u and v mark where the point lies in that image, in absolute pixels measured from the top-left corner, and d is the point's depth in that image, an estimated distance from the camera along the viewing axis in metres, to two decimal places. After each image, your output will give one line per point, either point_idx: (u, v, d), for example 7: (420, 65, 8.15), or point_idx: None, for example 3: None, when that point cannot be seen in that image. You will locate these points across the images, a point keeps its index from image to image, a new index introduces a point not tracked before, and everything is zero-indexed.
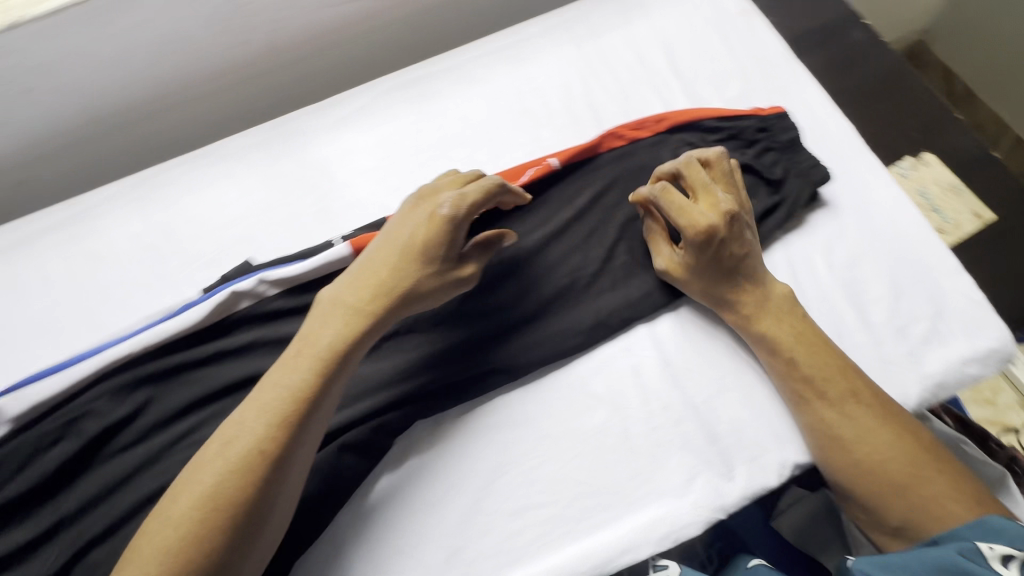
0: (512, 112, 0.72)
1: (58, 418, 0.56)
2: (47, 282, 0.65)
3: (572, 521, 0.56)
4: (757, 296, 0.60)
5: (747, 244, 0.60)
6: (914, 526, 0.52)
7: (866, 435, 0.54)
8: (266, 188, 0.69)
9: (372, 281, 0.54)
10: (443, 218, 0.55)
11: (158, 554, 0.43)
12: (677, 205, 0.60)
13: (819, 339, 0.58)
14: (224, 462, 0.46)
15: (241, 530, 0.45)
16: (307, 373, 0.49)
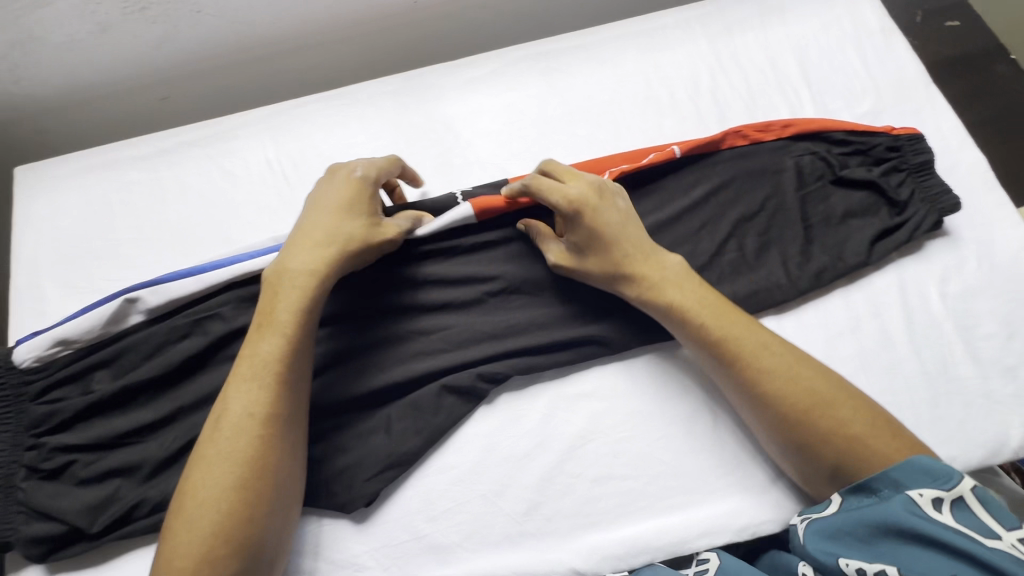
0: (638, 97, 0.73)
1: (189, 316, 0.60)
2: (184, 191, 0.70)
3: (651, 498, 0.57)
4: (652, 266, 0.59)
5: (625, 215, 0.60)
6: (850, 475, 0.51)
7: (786, 391, 0.53)
8: (393, 135, 0.72)
9: (316, 232, 0.56)
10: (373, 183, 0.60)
11: (210, 477, 0.48)
12: (545, 186, 0.59)
13: (722, 302, 0.57)
14: (243, 390, 0.50)
15: (276, 440, 0.50)
16: (293, 304, 0.53)
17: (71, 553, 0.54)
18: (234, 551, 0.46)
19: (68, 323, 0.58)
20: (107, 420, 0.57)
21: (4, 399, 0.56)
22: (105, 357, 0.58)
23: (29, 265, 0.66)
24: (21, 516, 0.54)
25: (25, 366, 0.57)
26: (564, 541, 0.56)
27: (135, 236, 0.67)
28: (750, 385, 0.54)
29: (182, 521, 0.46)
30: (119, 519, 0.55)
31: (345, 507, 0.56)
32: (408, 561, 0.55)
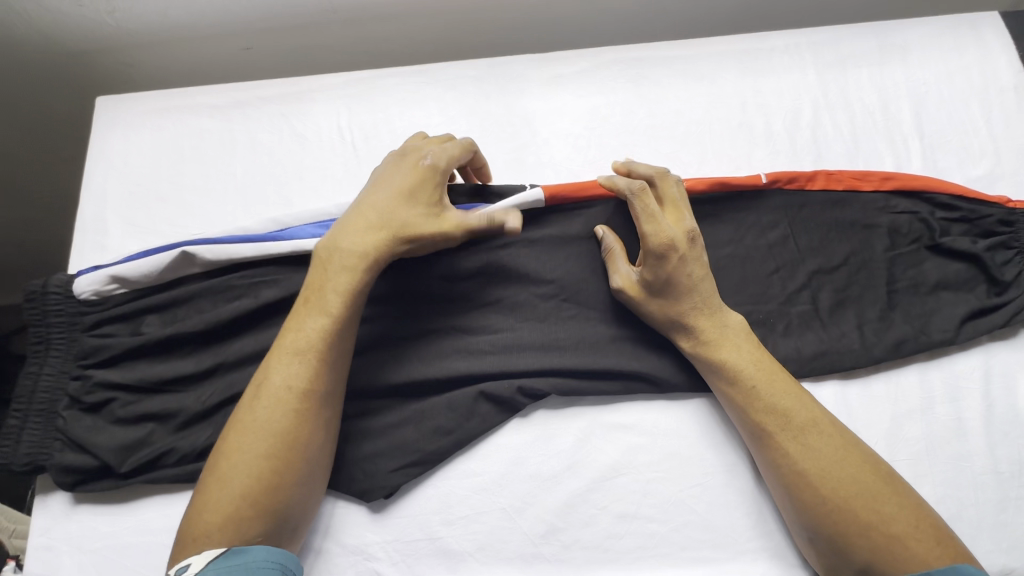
0: (731, 121, 0.69)
1: (242, 276, 0.60)
2: (255, 147, 0.69)
3: (674, 546, 0.54)
4: (715, 322, 0.57)
5: (707, 270, 0.58)
6: (876, 571, 0.50)
7: (824, 471, 0.52)
8: (469, 122, 0.69)
9: (377, 218, 0.55)
10: (441, 175, 0.58)
11: (245, 442, 0.49)
12: (648, 212, 0.57)
13: (781, 369, 0.56)
14: (285, 363, 0.51)
15: (310, 417, 0.50)
16: (343, 285, 0.53)
17: (97, 488, 0.55)
18: (259, 516, 0.47)
19: (126, 263, 0.58)
20: (150, 365, 0.58)
21: (58, 327, 0.58)
22: (157, 302, 0.59)
23: (97, 197, 0.67)
24: (57, 444, 0.55)
25: (83, 297, 0.58)
26: (577, 572, 0.54)
27: (200, 185, 0.67)
28: (787, 458, 0.53)
29: (217, 478, 0.48)
30: (147, 464, 0.55)
31: (363, 494, 0.55)
32: (416, 560, 0.55)
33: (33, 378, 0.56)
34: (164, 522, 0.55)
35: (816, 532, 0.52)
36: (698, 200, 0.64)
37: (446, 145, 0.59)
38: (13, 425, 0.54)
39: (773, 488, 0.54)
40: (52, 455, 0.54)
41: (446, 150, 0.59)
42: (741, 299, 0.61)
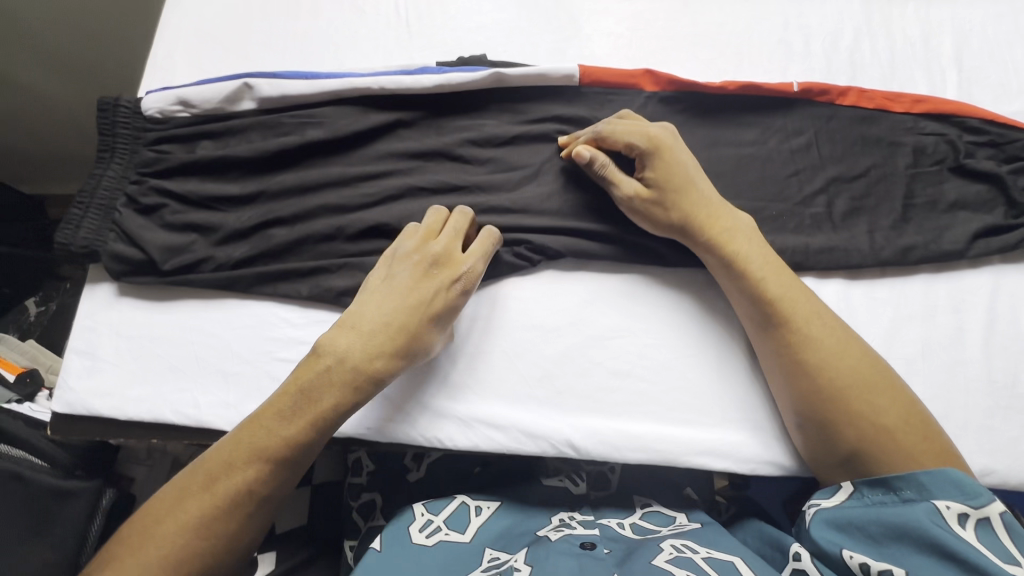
0: (771, 37, 0.71)
1: (294, 117, 0.65)
2: (316, 14, 0.73)
3: (662, 406, 0.57)
4: (724, 216, 0.57)
5: (697, 166, 0.58)
6: (863, 455, 0.50)
7: (828, 358, 0.52)
8: (517, 12, 0.73)
9: (395, 337, 0.51)
10: (471, 293, 0.55)
11: (176, 533, 0.44)
12: (620, 127, 0.58)
13: (787, 272, 0.56)
14: (251, 467, 0.47)
15: (261, 515, 0.48)
16: (338, 401, 0.49)
17: (142, 281, 0.60)
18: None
19: (191, 88, 0.64)
20: (200, 183, 0.63)
21: (123, 138, 0.63)
22: (213, 129, 0.64)
23: (167, 41, 0.72)
24: (111, 236, 0.60)
25: (148, 114, 0.63)
26: (568, 415, 0.57)
27: (262, 40, 0.72)
28: (790, 341, 0.53)
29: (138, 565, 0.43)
30: (187, 267, 0.60)
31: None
32: (417, 385, 0.57)
33: (97, 178, 0.62)
34: (195, 322, 0.60)
35: (808, 415, 0.52)
36: (730, 100, 0.66)
37: (477, 266, 0.55)
38: (74, 213, 0.60)
39: (773, 375, 0.56)
40: (106, 244, 0.60)
41: (478, 270, 0.55)
42: (759, 196, 0.63)
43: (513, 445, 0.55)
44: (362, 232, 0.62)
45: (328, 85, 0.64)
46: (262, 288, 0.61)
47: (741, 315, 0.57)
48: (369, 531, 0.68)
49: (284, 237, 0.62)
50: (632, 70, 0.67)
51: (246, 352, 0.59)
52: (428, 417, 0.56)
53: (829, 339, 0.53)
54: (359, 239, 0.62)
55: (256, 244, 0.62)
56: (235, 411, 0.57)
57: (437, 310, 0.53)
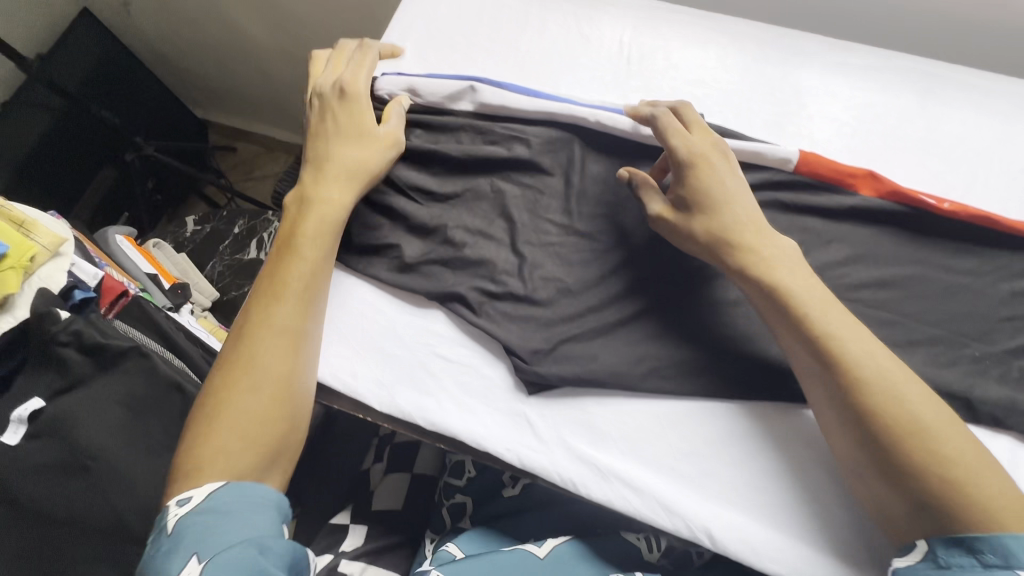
0: (1013, 164, 0.65)
1: (505, 128, 0.67)
2: (542, 32, 0.75)
3: (814, 531, 0.52)
4: (772, 246, 0.55)
5: (740, 183, 0.58)
6: (934, 506, 0.44)
7: (880, 402, 0.47)
8: (740, 77, 0.71)
9: (318, 185, 0.62)
10: (364, 97, 0.66)
11: (236, 399, 0.53)
12: (671, 129, 0.59)
13: (809, 279, 0.54)
14: (265, 331, 0.56)
15: (297, 375, 0.56)
16: (310, 250, 0.60)
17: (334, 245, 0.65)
18: (257, 451, 0.52)
19: (423, 79, 0.68)
20: (405, 169, 0.67)
21: None
22: (429, 121, 0.68)
23: (402, 28, 0.76)
24: None
25: (381, 94, 0.68)
26: (709, 501, 0.54)
27: (486, 48, 0.74)
28: (840, 369, 0.49)
29: (212, 427, 0.52)
30: (374, 244, 0.64)
31: (520, 377, 0.58)
32: (563, 421, 0.57)
33: None
34: (370, 297, 0.63)
35: (863, 450, 0.48)
36: (955, 223, 0.61)
37: (340, 68, 0.69)
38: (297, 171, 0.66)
39: (824, 406, 0.51)
40: None
41: (358, 70, 0.67)
42: (963, 331, 0.58)
43: (646, 513, 0.54)
44: (541, 256, 0.63)
45: (547, 106, 0.66)
46: (430, 287, 0.61)
47: (799, 368, 0.53)
48: (452, 530, 0.69)
49: (469, 243, 0.63)
50: (857, 167, 0.64)
51: (407, 338, 0.61)
52: (569, 457, 0.56)
53: (882, 383, 0.48)
54: (536, 261, 0.63)
55: (440, 240, 0.64)
56: (386, 392, 0.59)
57: (340, 128, 0.64)
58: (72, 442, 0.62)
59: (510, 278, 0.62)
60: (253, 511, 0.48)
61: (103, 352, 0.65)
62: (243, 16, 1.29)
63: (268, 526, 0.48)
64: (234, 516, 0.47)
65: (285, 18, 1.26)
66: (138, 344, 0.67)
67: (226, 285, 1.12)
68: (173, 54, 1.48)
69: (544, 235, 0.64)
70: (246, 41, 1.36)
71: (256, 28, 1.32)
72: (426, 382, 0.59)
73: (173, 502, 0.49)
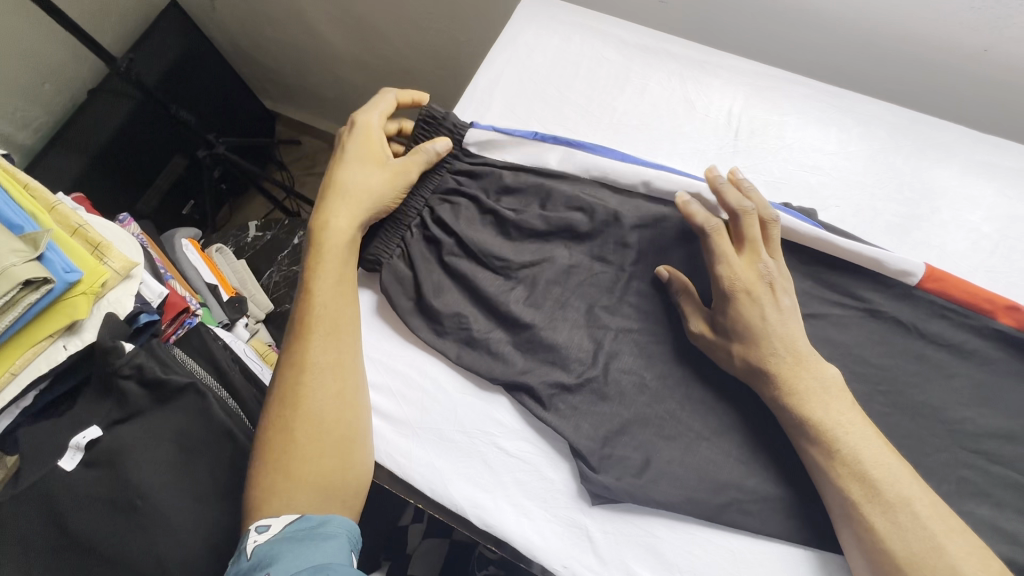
0: None
1: (588, 195, 0.61)
2: (643, 93, 0.69)
3: None
4: (814, 376, 0.51)
5: (789, 317, 0.53)
6: None
7: (920, 552, 0.44)
8: (862, 166, 0.63)
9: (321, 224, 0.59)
10: (365, 133, 0.63)
11: (291, 456, 0.52)
12: (720, 251, 0.55)
13: (853, 414, 0.50)
14: (298, 381, 0.55)
15: (340, 415, 0.54)
16: (331, 294, 0.57)
17: (405, 307, 0.61)
18: (311, 490, 0.52)
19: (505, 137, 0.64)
20: (481, 230, 0.62)
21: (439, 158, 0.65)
22: (509, 179, 0.63)
23: (493, 74, 0.72)
24: (395, 254, 0.63)
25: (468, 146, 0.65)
26: None
27: (581, 105, 0.69)
28: (891, 507, 0.45)
29: (271, 468, 0.52)
30: (441, 313, 0.59)
31: (586, 486, 0.53)
32: (627, 542, 0.52)
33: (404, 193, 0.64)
34: (433, 368, 0.60)
35: None
36: None
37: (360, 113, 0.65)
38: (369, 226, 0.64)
39: (841, 523, 0.48)
40: (390, 261, 0.62)
41: (370, 113, 0.65)
42: None
43: None
44: (619, 348, 0.58)
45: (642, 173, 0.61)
46: (497, 373, 0.57)
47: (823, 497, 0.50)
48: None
49: (543, 325, 0.58)
50: (991, 293, 0.55)
51: (466, 423, 0.57)
52: None
53: (913, 520, 0.45)
54: (614, 353, 0.58)
55: (510, 318, 0.59)
56: (439, 480, 0.55)
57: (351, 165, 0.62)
58: (124, 477, 0.62)
59: (583, 367, 0.57)
60: (321, 538, 0.47)
61: (162, 387, 0.65)
62: (323, 22, 1.27)
63: (336, 555, 0.47)
64: (304, 542, 0.47)
65: (365, 29, 1.24)
66: (196, 380, 0.67)
67: (282, 297, 1.12)
68: (251, 49, 1.49)
69: (625, 325, 0.59)
70: (324, 45, 1.35)
71: (335, 34, 1.30)
72: (482, 475, 0.55)
73: (253, 527, 0.50)
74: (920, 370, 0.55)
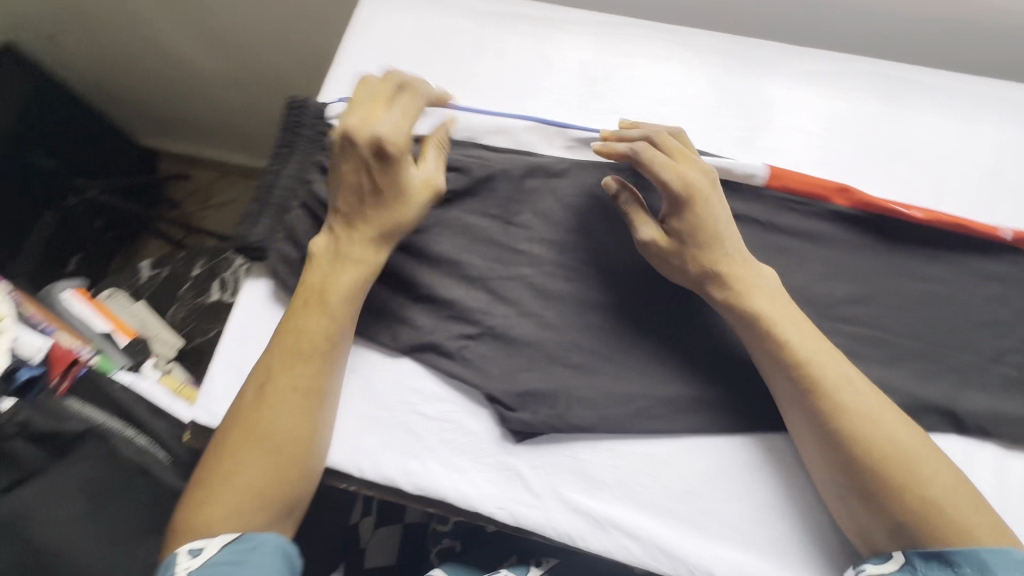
0: (978, 167, 0.66)
1: (464, 156, 0.65)
2: (500, 57, 0.72)
3: (808, 551, 0.54)
4: (741, 268, 0.56)
5: (723, 210, 0.58)
6: (913, 534, 0.47)
7: (862, 427, 0.49)
8: (705, 91, 0.69)
9: (343, 240, 0.57)
10: (399, 146, 0.56)
11: (253, 475, 0.50)
12: (656, 161, 0.58)
13: (796, 314, 0.55)
14: (288, 406, 0.52)
15: (321, 439, 0.54)
16: (332, 317, 0.55)
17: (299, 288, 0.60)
18: (269, 503, 0.50)
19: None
20: None
21: (304, 140, 0.65)
22: None
23: (354, 59, 0.72)
24: (280, 238, 0.61)
25: (330, 119, 0.65)
26: (708, 541, 0.53)
27: (445, 75, 0.71)
28: (824, 392, 0.51)
29: (233, 488, 0.50)
30: None
31: (508, 426, 0.56)
32: (555, 471, 0.55)
33: (276, 176, 0.63)
34: None
35: (846, 480, 0.50)
36: (926, 232, 0.61)
37: (380, 113, 0.57)
38: (252, 210, 0.62)
39: (790, 409, 0.53)
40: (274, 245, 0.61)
41: (373, 111, 0.57)
42: (948, 344, 0.58)
43: (646, 560, 0.53)
44: (518, 293, 0.60)
45: (508, 126, 0.66)
46: (405, 340, 0.59)
47: (779, 400, 0.54)
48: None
49: (441, 287, 0.60)
50: (826, 181, 0.62)
51: (382, 396, 0.58)
52: (563, 509, 0.54)
53: (851, 410, 0.50)
54: (512, 300, 0.60)
55: (409, 287, 0.61)
56: (367, 458, 0.56)
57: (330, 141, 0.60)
58: (30, 540, 0.58)
59: (485, 318, 0.59)
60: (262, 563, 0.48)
61: (56, 439, 0.61)
62: (183, 43, 1.22)
63: None
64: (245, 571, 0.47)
65: (229, 44, 1.20)
66: (95, 424, 0.63)
67: (191, 331, 1.06)
68: (109, 83, 1.39)
69: (519, 271, 0.61)
70: (188, 66, 1.28)
71: (198, 53, 1.25)
72: (408, 442, 0.56)
73: (185, 549, 0.48)
74: (780, 259, 0.61)
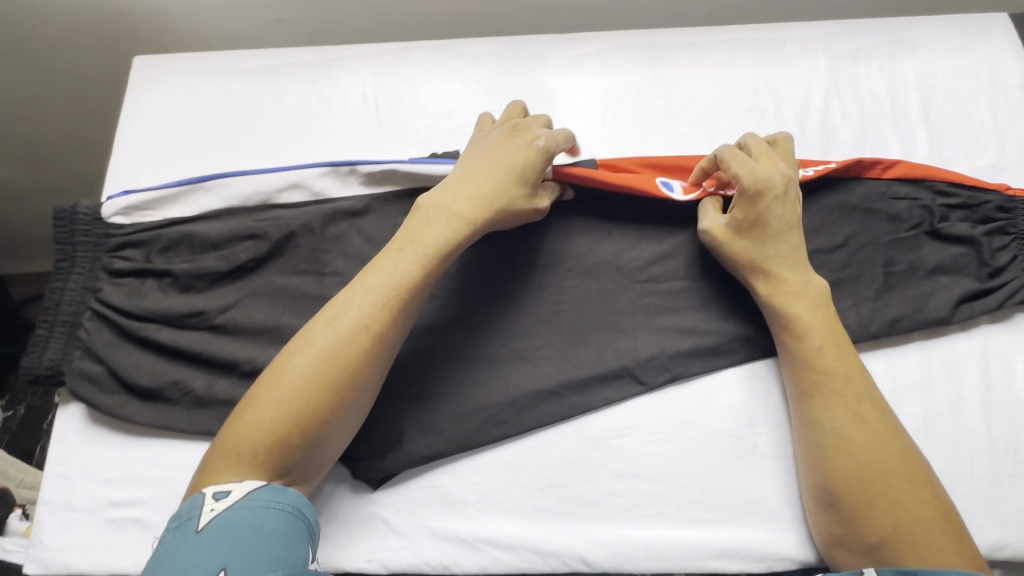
0: (743, 106, 0.71)
1: (260, 221, 0.63)
2: (282, 109, 0.71)
3: (672, 506, 0.55)
4: (799, 286, 0.57)
5: (796, 223, 0.58)
6: (888, 548, 0.49)
7: (862, 445, 0.51)
8: (486, 97, 0.71)
9: (451, 206, 0.55)
10: (528, 137, 0.59)
11: (303, 393, 0.48)
12: (739, 158, 0.59)
13: (823, 295, 0.57)
14: (363, 337, 0.50)
15: (357, 407, 0.51)
16: (411, 276, 0.53)
17: (109, 401, 0.57)
18: (288, 458, 0.47)
19: (154, 192, 0.63)
20: (161, 295, 0.60)
21: (83, 247, 0.62)
22: (169, 237, 0.62)
23: (130, 148, 0.69)
24: (76, 355, 0.59)
25: (110, 219, 0.62)
26: (576, 526, 0.55)
27: (229, 142, 0.69)
28: (827, 403, 0.53)
29: (280, 413, 0.47)
30: (156, 389, 0.58)
31: (360, 477, 0.55)
32: (417, 506, 0.55)
33: (59, 292, 0.60)
34: (175, 455, 0.57)
35: (831, 493, 0.51)
36: None
37: (538, 126, 0.60)
38: (41, 334, 0.59)
39: (797, 415, 0.55)
40: (72, 364, 0.58)
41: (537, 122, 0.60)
42: None
43: (522, 564, 0.54)
44: None
45: (295, 179, 0.64)
46: None
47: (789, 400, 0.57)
48: None
49: (261, 358, 0.58)
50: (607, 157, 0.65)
51: None
52: (432, 541, 0.55)
53: (841, 399, 0.53)
54: None
55: (229, 367, 0.58)
56: None
57: (466, 151, 0.61)
58: None
59: None
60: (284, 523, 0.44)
61: None
62: None
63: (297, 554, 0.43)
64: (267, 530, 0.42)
65: None
66: None
67: None
68: None
69: None
70: None
71: None
72: None
73: (207, 493, 0.44)
74: (585, 239, 0.64)
